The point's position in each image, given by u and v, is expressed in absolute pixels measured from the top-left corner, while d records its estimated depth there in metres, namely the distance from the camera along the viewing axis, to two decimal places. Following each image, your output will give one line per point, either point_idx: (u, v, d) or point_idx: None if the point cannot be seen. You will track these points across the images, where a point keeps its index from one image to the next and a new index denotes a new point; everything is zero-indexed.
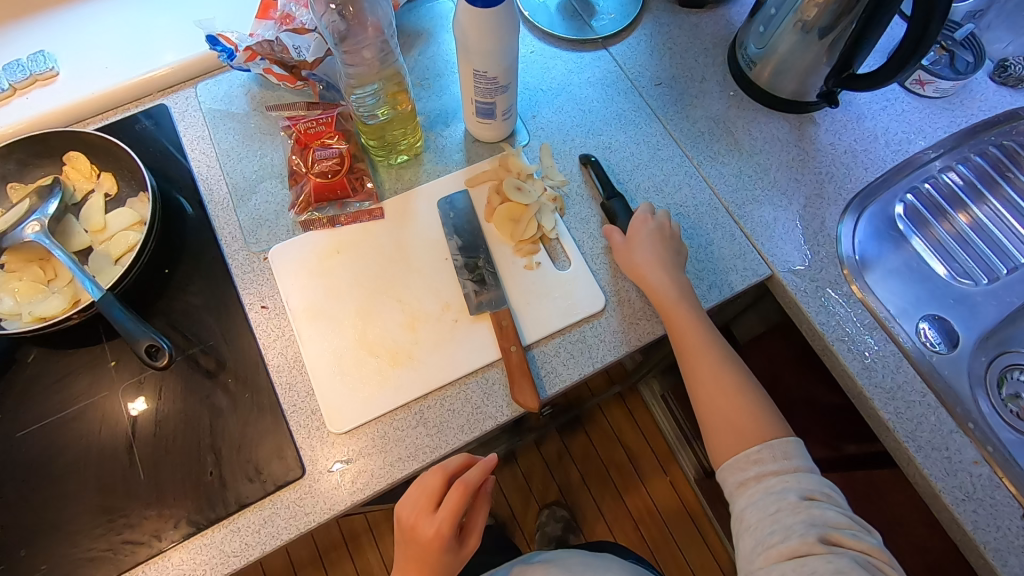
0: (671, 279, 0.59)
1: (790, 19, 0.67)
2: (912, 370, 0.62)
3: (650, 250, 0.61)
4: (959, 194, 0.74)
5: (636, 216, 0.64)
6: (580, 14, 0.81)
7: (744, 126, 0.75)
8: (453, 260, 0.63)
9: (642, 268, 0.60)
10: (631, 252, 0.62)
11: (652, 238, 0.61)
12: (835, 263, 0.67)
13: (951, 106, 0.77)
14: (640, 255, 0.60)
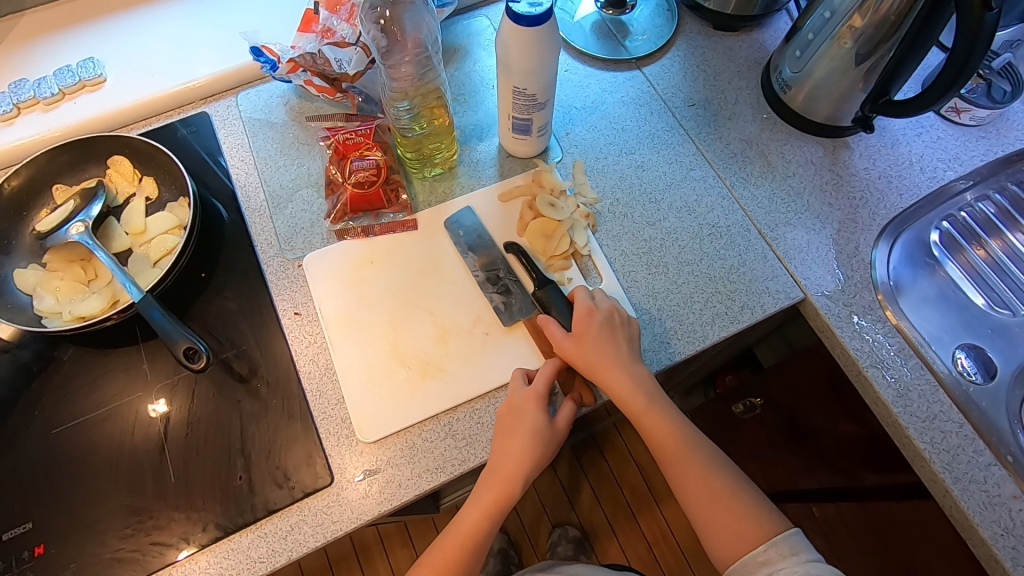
0: (633, 379, 0.56)
1: (830, 44, 0.67)
2: (949, 399, 0.61)
3: (600, 350, 0.56)
4: (994, 222, 0.73)
5: (579, 307, 0.58)
6: (615, 35, 0.82)
7: (778, 149, 0.75)
8: (475, 274, 0.63)
9: (603, 369, 0.55)
10: (581, 353, 0.56)
11: (602, 336, 0.56)
12: (869, 288, 0.67)
13: (986, 134, 0.76)
14: (594, 361, 0.55)
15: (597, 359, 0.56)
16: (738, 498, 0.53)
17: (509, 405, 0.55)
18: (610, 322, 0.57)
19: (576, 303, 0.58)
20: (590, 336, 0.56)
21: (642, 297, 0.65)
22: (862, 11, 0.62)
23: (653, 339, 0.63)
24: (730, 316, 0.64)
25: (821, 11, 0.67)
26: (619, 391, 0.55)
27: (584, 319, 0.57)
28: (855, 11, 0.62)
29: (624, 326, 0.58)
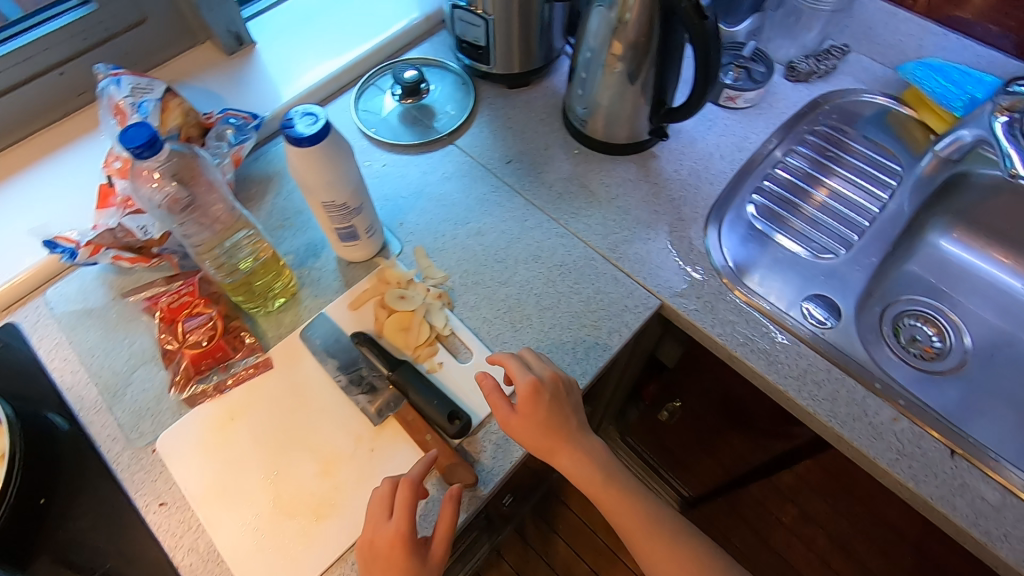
0: (583, 452, 0.58)
1: (602, 71, 0.73)
2: (813, 352, 0.66)
3: (548, 433, 0.56)
4: (796, 183, 0.81)
5: (518, 381, 0.57)
6: (421, 120, 0.86)
7: (596, 177, 0.80)
8: (337, 381, 0.62)
9: (556, 448, 0.57)
10: (530, 427, 0.56)
11: (549, 416, 0.56)
12: (713, 275, 0.71)
13: (762, 111, 0.86)
14: (543, 443, 0.57)
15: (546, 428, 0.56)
16: (707, 562, 0.56)
17: (372, 545, 0.50)
18: (555, 395, 0.57)
19: (518, 381, 0.56)
20: (538, 415, 0.56)
21: None
22: (618, 35, 0.69)
23: None
24: (602, 345, 0.66)
25: (584, 47, 0.74)
26: (568, 461, 0.57)
27: (531, 398, 0.56)
28: (612, 37, 0.69)
29: (568, 398, 0.58)
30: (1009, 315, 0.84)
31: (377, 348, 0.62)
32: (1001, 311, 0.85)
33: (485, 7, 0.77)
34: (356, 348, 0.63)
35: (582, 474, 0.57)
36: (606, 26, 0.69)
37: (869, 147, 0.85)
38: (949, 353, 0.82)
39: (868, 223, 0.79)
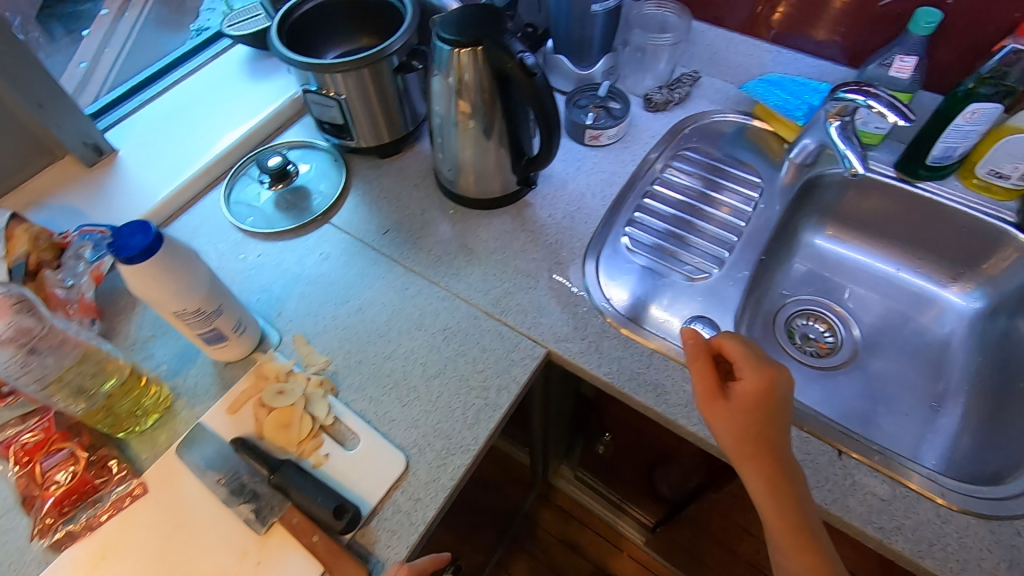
0: (792, 469, 0.52)
1: (457, 132, 0.74)
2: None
3: (741, 442, 0.52)
4: (665, 210, 0.85)
5: (747, 372, 0.53)
6: (296, 202, 0.85)
7: (474, 233, 0.81)
8: (218, 493, 0.59)
9: (753, 458, 0.52)
10: (732, 424, 0.52)
11: (761, 419, 0.52)
12: (596, 314, 0.72)
13: (627, 144, 0.90)
14: (743, 447, 0.52)
15: (749, 429, 0.52)
16: None
17: None
18: (785, 402, 0.52)
19: (745, 372, 0.53)
20: (757, 414, 0.52)
21: (405, 433, 0.64)
22: (463, 95, 0.70)
23: (429, 468, 0.62)
24: (491, 405, 0.65)
25: (435, 112, 0.75)
26: (754, 476, 0.52)
27: (764, 392, 0.51)
28: (457, 96, 0.70)
29: (786, 410, 0.52)
30: (889, 300, 0.88)
31: (255, 452, 0.59)
32: (881, 296, 0.89)
33: (335, 87, 0.78)
34: (235, 454, 0.60)
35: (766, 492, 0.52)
36: (447, 89, 0.71)
37: (731, 162, 0.89)
38: (841, 345, 0.85)
39: (738, 238, 0.82)
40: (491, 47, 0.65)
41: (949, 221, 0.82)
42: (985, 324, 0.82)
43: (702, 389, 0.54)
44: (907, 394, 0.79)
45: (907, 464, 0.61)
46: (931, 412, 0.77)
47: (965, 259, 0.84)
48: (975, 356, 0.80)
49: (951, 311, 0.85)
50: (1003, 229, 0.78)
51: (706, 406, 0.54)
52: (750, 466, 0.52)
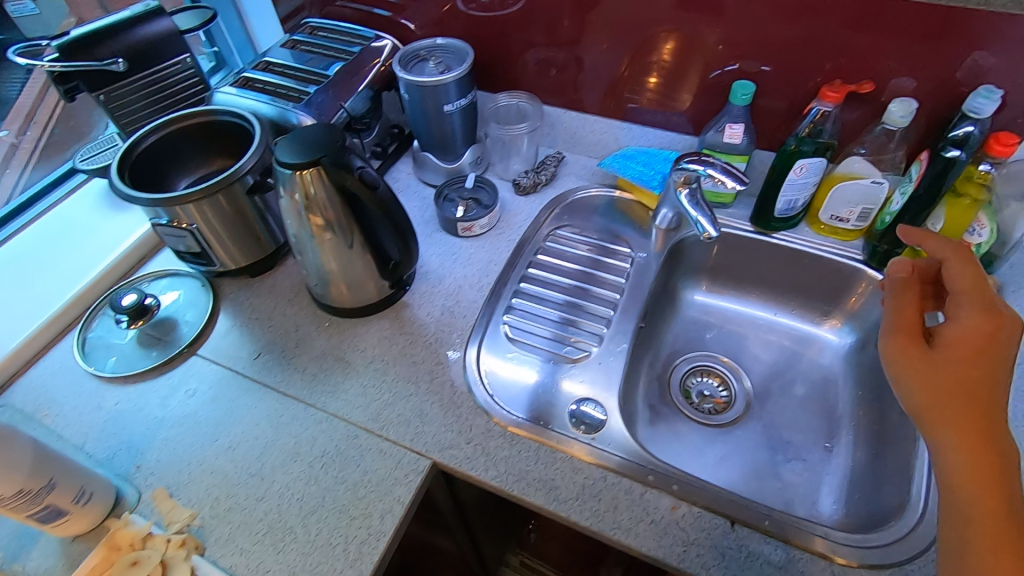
0: (974, 458, 0.50)
1: (314, 246, 0.72)
2: (584, 461, 0.66)
3: (940, 400, 0.53)
4: (544, 292, 0.86)
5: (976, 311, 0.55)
6: (159, 337, 0.80)
7: (350, 344, 0.78)
8: None
9: (951, 412, 0.52)
10: (912, 371, 0.55)
11: (952, 381, 0.53)
12: (480, 413, 0.71)
13: (501, 230, 0.91)
14: (938, 405, 0.53)
15: (922, 379, 0.54)
16: None
17: None
18: (1006, 351, 0.53)
19: (965, 315, 0.55)
20: (967, 362, 0.53)
21: None
22: (313, 210, 0.68)
23: None
24: (374, 535, 0.61)
25: (288, 230, 0.73)
26: (947, 436, 0.52)
27: (976, 330, 0.54)
28: (308, 213, 0.68)
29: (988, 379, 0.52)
30: (772, 345, 0.91)
31: None
32: (765, 341, 0.92)
33: (187, 217, 0.75)
34: None
35: (955, 458, 0.51)
36: (294, 208, 0.69)
37: (612, 240, 0.93)
38: (735, 398, 0.86)
39: (616, 310, 0.84)
40: (329, 166, 0.64)
41: (806, 265, 0.87)
42: (858, 356, 0.86)
43: (898, 334, 0.59)
44: (800, 438, 0.81)
45: (805, 526, 0.60)
46: (825, 453, 0.79)
47: (829, 297, 0.89)
48: (856, 388, 0.84)
49: (827, 347, 0.89)
50: (853, 267, 0.84)
51: (895, 352, 0.57)
52: (931, 422, 0.53)
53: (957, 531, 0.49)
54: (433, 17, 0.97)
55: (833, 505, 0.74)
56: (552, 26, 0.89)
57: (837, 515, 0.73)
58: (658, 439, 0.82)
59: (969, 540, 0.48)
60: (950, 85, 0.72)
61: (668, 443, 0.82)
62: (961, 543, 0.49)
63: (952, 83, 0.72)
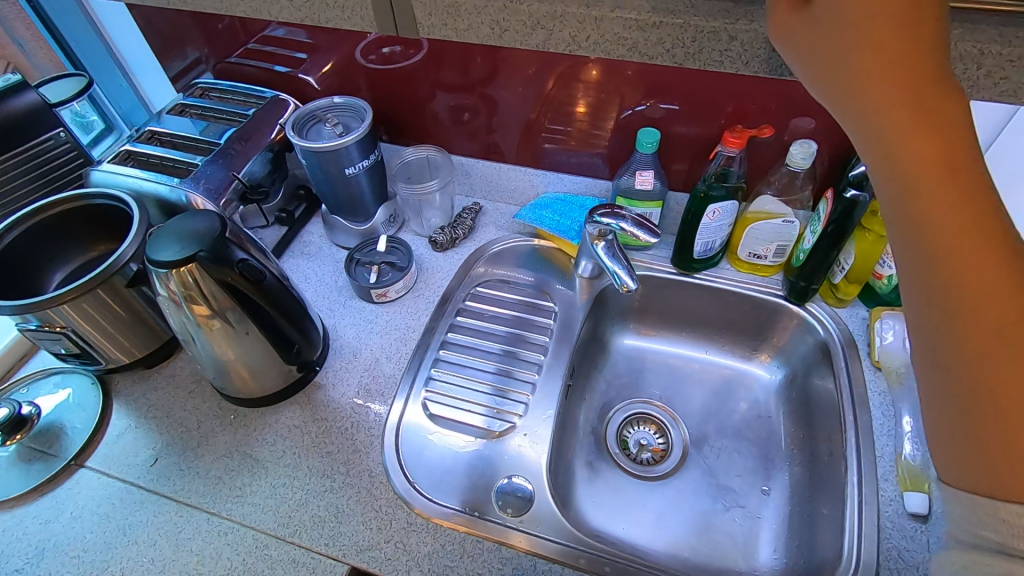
0: (917, 123, 0.35)
1: (204, 338, 0.66)
2: (520, 550, 0.63)
3: (856, 61, 0.34)
4: (466, 357, 0.82)
5: None
6: (41, 449, 0.72)
7: (257, 438, 0.72)
8: None
9: (875, 97, 0.35)
10: (807, 46, 0.36)
11: (871, 32, 0.33)
12: (400, 505, 0.66)
13: (420, 291, 0.87)
14: (858, 79, 0.35)
15: (827, 61, 0.36)
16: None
17: None
18: None
19: None
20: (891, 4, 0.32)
21: None
22: (196, 303, 0.62)
23: None
24: None
25: (172, 321, 0.67)
26: (872, 126, 0.36)
27: None
28: (189, 303, 0.62)
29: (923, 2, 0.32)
30: (706, 384, 0.90)
31: None
32: (698, 381, 0.90)
33: (61, 319, 0.67)
34: None
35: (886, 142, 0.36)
36: (173, 300, 0.62)
37: (540, 295, 0.89)
38: (671, 446, 0.84)
39: (540, 370, 0.81)
40: (207, 262, 0.58)
41: (730, 303, 0.87)
42: (789, 391, 0.85)
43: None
44: (738, 482, 0.80)
45: None
46: (763, 496, 0.78)
47: (756, 332, 0.88)
48: (789, 423, 0.83)
49: (759, 383, 0.88)
50: (776, 303, 0.84)
51: (778, 33, 0.37)
52: (885, 165, 0.37)
53: (924, 270, 0.38)
54: (336, 65, 0.91)
55: (772, 554, 0.73)
56: (465, 65, 0.83)
57: (777, 565, 0.72)
58: (595, 498, 0.79)
59: (943, 273, 0.37)
60: None
61: (605, 501, 0.79)
62: (930, 280, 0.38)
63: None
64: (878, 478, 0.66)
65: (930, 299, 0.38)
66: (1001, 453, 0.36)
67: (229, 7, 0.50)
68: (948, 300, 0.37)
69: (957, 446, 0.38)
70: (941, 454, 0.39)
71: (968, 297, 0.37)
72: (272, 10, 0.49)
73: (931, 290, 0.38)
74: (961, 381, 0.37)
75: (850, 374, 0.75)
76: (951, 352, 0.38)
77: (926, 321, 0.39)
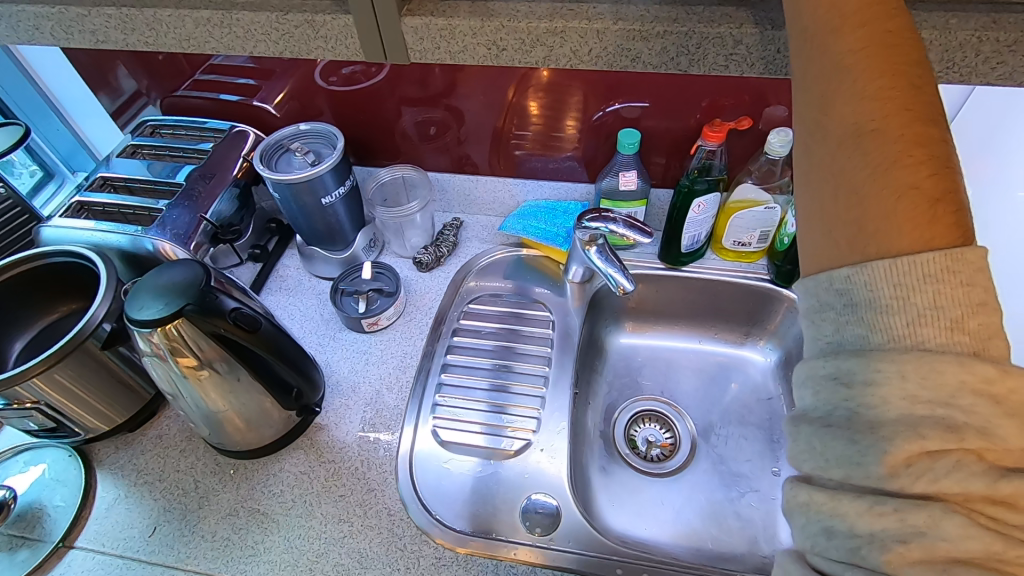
0: None
1: (195, 393, 0.62)
2: (533, 564, 0.63)
3: None
4: (466, 378, 0.80)
5: None
6: (22, 535, 0.66)
7: (263, 491, 0.69)
8: None
9: None
10: None
11: None
12: (424, 540, 0.65)
13: (411, 315, 0.85)
14: None
15: None
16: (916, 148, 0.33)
17: None
18: None
19: None
20: None
21: None
22: (181, 355, 0.57)
23: None
24: None
25: (157, 377, 0.62)
26: None
27: None
28: (175, 355, 0.57)
29: None
30: (704, 373, 0.91)
31: None
32: (696, 372, 0.91)
33: (32, 393, 0.62)
34: None
35: None
36: (158, 356, 0.58)
37: (528, 304, 0.88)
38: (680, 440, 0.85)
39: (546, 382, 0.80)
40: (195, 315, 0.54)
41: (720, 292, 0.88)
42: (785, 370, 0.87)
43: None
44: (748, 467, 0.81)
45: None
46: (774, 478, 0.79)
47: (748, 318, 0.90)
48: (788, 402, 0.85)
49: (755, 367, 0.90)
50: (766, 288, 0.86)
51: None
52: None
53: (805, 66, 0.38)
54: (292, 90, 0.87)
55: (792, 534, 0.74)
56: (424, 78, 0.81)
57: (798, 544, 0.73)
58: (614, 501, 0.79)
59: (813, 53, 0.38)
60: None
61: (625, 503, 0.79)
62: (807, 70, 0.38)
63: None
64: None
65: (801, 87, 0.38)
66: (834, 218, 0.36)
67: (196, 45, 0.50)
68: (815, 75, 0.37)
69: (807, 228, 0.38)
70: (801, 240, 0.39)
71: (829, 73, 0.37)
72: (247, 45, 0.49)
73: (803, 76, 0.38)
74: (815, 156, 0.37)
75: None
76: (810, 130, 0.38)
77: (804, 117, 0.38)
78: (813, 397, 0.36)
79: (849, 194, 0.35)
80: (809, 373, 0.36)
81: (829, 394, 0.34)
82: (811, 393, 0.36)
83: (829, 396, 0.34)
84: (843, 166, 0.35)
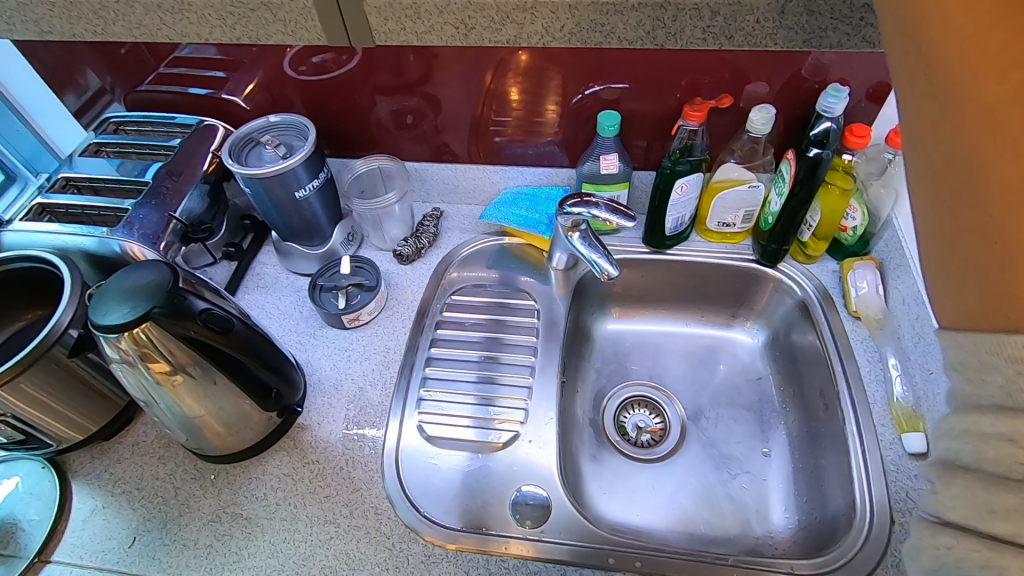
0: None
1: (169, 399, 0.60)
2: (525, 558, 0.62)
3: None
4: (452, 372, 0.78)
5: None
6: None
7: (245, 495, 0.67)
8: None
9: None
10: None
11: None
12: (413, 538, 0.63)
13: (392, 309, 0.83)
14: None
15: None
16: None
17: None
18: None
19: None
20: None
21: None
22: (151, 360, 0.55)
23: None
24: None
25: (128, 385, 0.60)
26: None
27: None
28: (145, 361, 0.55)
29: None
30: (693, 357, 0.91)
31: None
32: (684, 355, 0.91)
33: None
34: None
35: None
36: (127, 362, 0.55)
37: (513, 293, 0.86)
38: (670, 425, 0.84)
39: (532, 372, 0.78)
40: (163, 319, 0.52)
41: (705, 274, 0.87)
42: (773, 350, 0.87)
43: None
44: (739, 449, 0.81)
45: (770, 566, 0.61)
46: (765, 458, 0.79)
47: (734, 299, 0.89)
48: (776, 382, 0.85)
49: (743, 348, 0.90)
50: (752, 269, 0.85)
51: None
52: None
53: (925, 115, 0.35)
54: (262, 81, 0.84)
55: (785, 513, 0.74)
56: (399, 66, 0.78)
57: (791, 523, 0.73)
58: (605, 489, 0.78)
59: (933, 103, 0.34)
60: (799, 82, 0.72)
61: (616, 489, 0.78)
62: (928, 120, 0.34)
63: (801, 80, 0.72)
64: (875, 424, 0.69)
65: (924, 143, 0.35)
66: (994, 290, 0.33)
67: (149, 33, 0.48)
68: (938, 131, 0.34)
69: (936, 283, 0.37)
70: (944, 303, 0.36)
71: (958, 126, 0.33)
72: (202, 32, 0.47)
73: (911, 117, 0.36)
74: (949, 219, 0.35)
75: (831, 326, 0.77)
76: (928, 189, 0.35)
77: (929, 171, 0.35)
78: (971, 453, 0.33)
79: (1010, 268, 0.32)
80: (965, 427, 0.33)
81: (995, 454, 0.31)
82: (968, 446, 0.33)
83: (996, 457, 0.31)
84: (996, 233, 0.32)
